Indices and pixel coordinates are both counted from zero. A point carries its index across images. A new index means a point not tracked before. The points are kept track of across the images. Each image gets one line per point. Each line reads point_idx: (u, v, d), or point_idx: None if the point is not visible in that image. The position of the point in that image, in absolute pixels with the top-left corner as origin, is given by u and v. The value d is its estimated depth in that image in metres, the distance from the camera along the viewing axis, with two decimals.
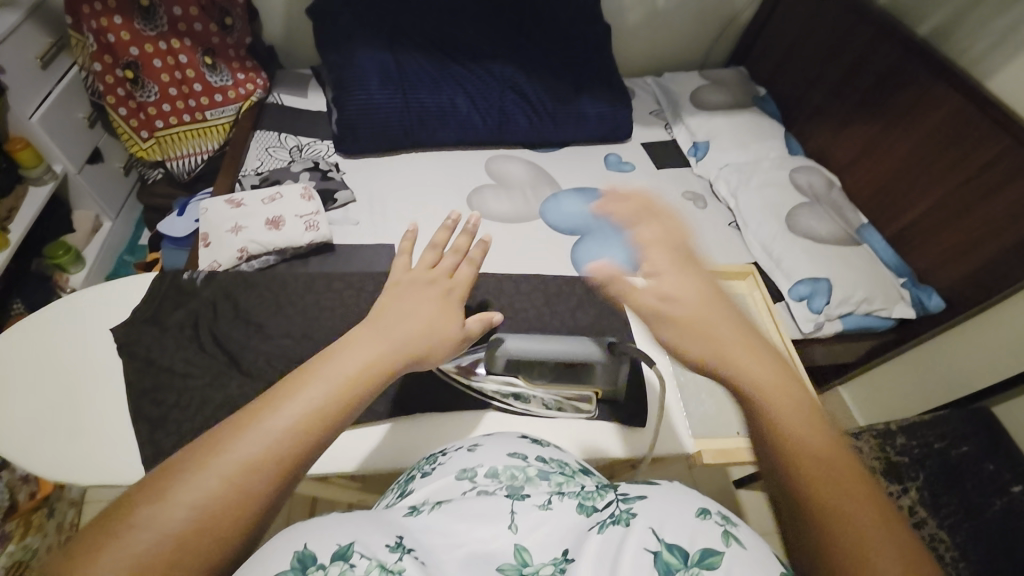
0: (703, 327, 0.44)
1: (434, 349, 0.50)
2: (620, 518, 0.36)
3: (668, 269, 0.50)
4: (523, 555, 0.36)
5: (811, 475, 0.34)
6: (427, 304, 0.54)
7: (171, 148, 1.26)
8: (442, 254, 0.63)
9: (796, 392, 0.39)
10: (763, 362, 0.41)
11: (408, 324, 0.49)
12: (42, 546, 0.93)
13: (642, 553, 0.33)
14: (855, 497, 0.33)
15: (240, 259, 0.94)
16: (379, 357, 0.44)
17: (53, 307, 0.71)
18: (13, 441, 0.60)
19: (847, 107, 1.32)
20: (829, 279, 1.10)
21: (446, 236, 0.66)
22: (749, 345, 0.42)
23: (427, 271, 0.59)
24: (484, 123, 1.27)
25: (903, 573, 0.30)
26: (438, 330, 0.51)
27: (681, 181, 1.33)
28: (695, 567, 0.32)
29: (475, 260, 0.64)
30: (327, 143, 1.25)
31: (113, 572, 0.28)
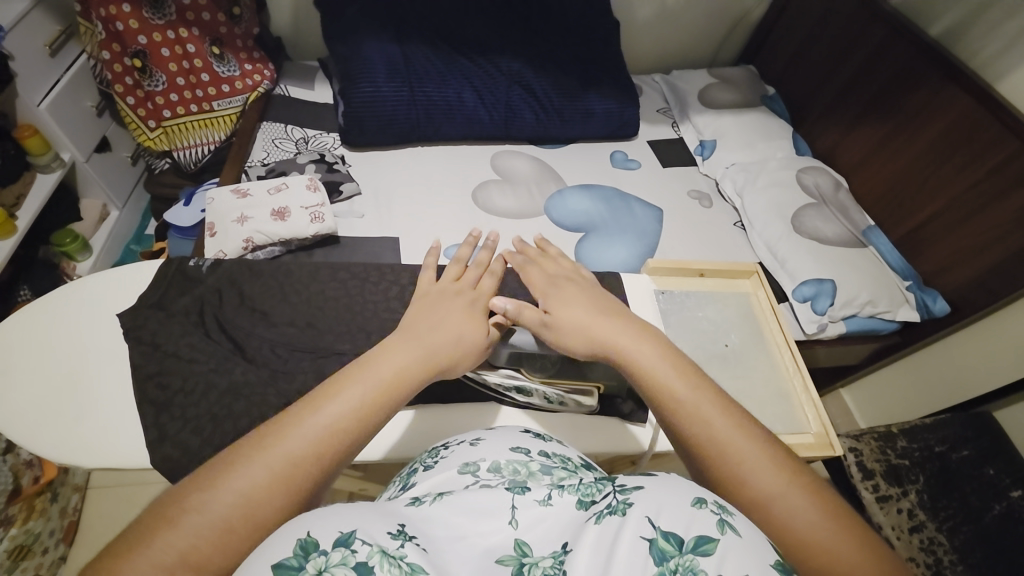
0: (588, 329, 0.60)
1: (457, 362, 0.57)
2: (617, 508, 0.37)
3: (553, 295, 0.66)
4: (523, 547, 0.36)
5: (683, 418, 0.49)
6: (454, 316, 0.61)
7: (177, 138, 1.27)
8: (466, 268, 0.70)
9: (666, 359, 0.55)
10: (643, 346, 0.57)
11: (438, 334, 0.57)
12: (46, 529, 0.94)
13: (637, 541, 0.34)
14: (717, 421, 0.48)
15: (245, 250, 0.95)
16: (404, 369, 0.52)
17: (59, 293, 0.72)
18: (19, 423, 0.61)
19: (855, 109, 1.32)
20: (834, 280, 1.09)
21: (469, 252, 0.73)
22: (635, 337, 0.58)
23: (453, 282, 0.67)
24: (491, 118, 1.27)
25: (754, 461, 0.45)
26: (463, 343, 0.58)
27: (687, 180, 1.32)
28: (689, 554, 0.33)
29: (496, 272, 0.70)
30: (333, 135, 1.25)
31: (175, 546, 0.36)
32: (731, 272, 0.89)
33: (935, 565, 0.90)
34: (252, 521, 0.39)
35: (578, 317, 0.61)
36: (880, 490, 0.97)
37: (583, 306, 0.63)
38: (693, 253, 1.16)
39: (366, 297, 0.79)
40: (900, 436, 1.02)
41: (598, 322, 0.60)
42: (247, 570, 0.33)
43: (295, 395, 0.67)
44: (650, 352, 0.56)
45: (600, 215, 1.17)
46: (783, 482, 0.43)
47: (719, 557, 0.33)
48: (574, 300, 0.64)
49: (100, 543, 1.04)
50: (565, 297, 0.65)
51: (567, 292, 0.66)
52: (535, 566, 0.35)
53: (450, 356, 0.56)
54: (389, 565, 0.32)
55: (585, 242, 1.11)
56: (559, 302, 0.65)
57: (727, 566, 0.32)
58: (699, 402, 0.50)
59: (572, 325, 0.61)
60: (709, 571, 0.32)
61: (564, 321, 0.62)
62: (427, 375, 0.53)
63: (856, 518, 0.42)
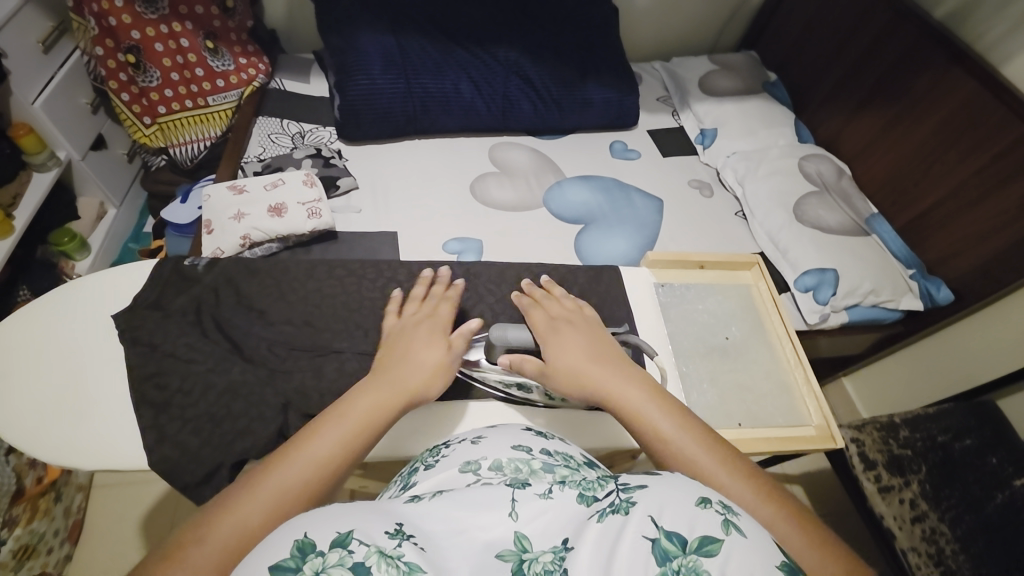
0: (582, 372, 0.60)
1: (428, 388, 0.60)
2: (620, 507, 0.36)
3: (548, 336, 0.66)
4: (523, 542, 0.36)
5: (674, 460, 0.52)
6: (422, 345, 0.64)
7: (173, 134, 1.26)
8: (424, 301, 0.72)
9: (654, 401, 0.57)
10: (632, 388, 0.59)
11: (407, 365, 0.61)
12: (50, 529, 0.95)
13: (640, 540, 0.34)
14: (706, 460, 0.51)
15: (243, 247, 0.94)
16: (379, 402, 0.56)
17: (56, 293, 0.72)
18: (18, 426, 0.61)
19: (857, 97, 1.30)
20: (836, 270, 1.08)
21: (425, 286, 0.74)
22: (626, 379, 0.60)
23: (413, 314, 0.69)
24: (488, 109, 1.25)
25: (743, 495, 0.48)
26: (429, 368, 0.61)
27: (688, 170, 1.31)
28: (693, 554, 0.33)
29: (453, 298, 0.72)
30: (329, 129, 1.24)
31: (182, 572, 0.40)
32: (732, 264, 0.88)
33: (936, 554, 0.90)
34: (247, 542, 0.43)
35: (575, 364, 0.61)
36: (882, 481, 0.96)
37: (578, 351, 0.63)
38: (693, 244, 1.15)
39: (364, 294, 0.78)
40: (902, 426, 1.02)
41: (594, 366, 0.61)
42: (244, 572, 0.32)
43: (293, 395, 0.67)
44: (638, 395, 0.58)
45: (600, 207, 1.16)
46: (769, 512, 0.47)
47: (723, 558, 0.32)
48: (571, 343, 0.64)
49: (106, 540, 1.05)
50: (562, 339, 0.64)
51: (563, 332, 0.65)
52: (535, 561, 0.35)
53: (423, 383, 0.60)
54: (386, 566, 0.32)
55: (585, 234, 1.10)
56: (557, 344, 0.64)
57: (731, 566, 0.32)
58: (686, 443, 0.53)
59: (568, 370, 0.61)
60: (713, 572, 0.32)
61: (560, 368, 0.61)
62: (401, 406, 0.57)
63: (840, 543, 0.45)
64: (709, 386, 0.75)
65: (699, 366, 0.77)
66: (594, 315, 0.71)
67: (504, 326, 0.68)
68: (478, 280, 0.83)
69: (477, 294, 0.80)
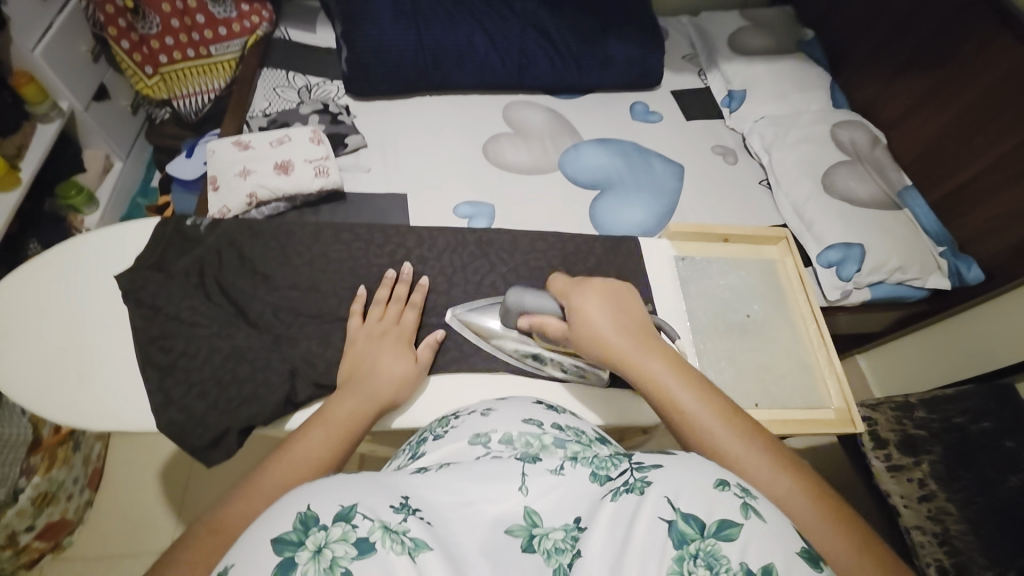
0: (602, 337, 0.57)
1: (401, 393, 0.62)
2: (634, 486, 0.35)
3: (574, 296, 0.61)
4: (533, 517, 0.35)
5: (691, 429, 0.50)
6: (390, 353, 0.64)
7: (176, 85, 1.23)
8: (387, 305, 0.70)
9: (674, 371, 0.54)
10: (650, 356, 0.55)
11: (382, 367, 0.62)
12: (69, 477, 0.99)
13: (655, 523, 0.32)
14: (724, 432, 0.49)
15: (249, 206, 0.91)
16: (358, 407, 0.57)
17: (60, 249, 0.71)
18: (28, 384, 0.61)
19: (898, 58, 1.20)
20: (862, 245, 1.03)
21: (389, 285, 0.72)
22: (645, 347, 0.56)
23: (376, 321, 0.68)
24: (503, 65, 1.18)
25: (760, 469, 0.46)
26: (401, 373, 0.63)
27: (712, 135, 1.24)
28: (711, 538, 0.31)
29: (416, 304, 0.71)
30: (337, 83, 1.18)
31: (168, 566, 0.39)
32: (757, 238, 0.84)
33: (942, 534, 0.91)
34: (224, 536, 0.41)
35: (596, 328, 0.58)
36: (892, 460, 0.97)
37: (601, 314, 0.59)
38: (715, 215, 1.10)
39: (371, 260, 0.76)
40: (918, 407, 1.01)
41: (613, 335, 0.57)
42: (247, 541, 0.32)
43: (299, 361, 0.67)
44: (659, 364, 0.55)
45: (618, 172, 1.11)
46: (786, 488, 0.45)
47: (742, 543, 0.31)
48: (595, 306, 0.59)
49: (125, 487, 1.10)
50: (584, 306, 0.59)
51: (586, 300, 0.60)
52: (545, 537, 0.34)
53: (395, 393, 0.61)
54: (391, 541, 0.31)
55: (601, 200, 1.06)
56: (577, 312, 0.59)
57: (750, 552, 0.31)
58: (704, 414, 0.51)
59: (588, 334, 0.58)
60: (732, 557, 0.31)
61: (581, 333, 0.58)
62: (378, 406, 0.59)
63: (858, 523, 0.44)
64: (726, 364, 0.73)
65: (716, 344, 0.75)
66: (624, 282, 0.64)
67: (522, 292, 0.65)
68: (490, 248, 0.80)
69: (488, 263, 0.78)
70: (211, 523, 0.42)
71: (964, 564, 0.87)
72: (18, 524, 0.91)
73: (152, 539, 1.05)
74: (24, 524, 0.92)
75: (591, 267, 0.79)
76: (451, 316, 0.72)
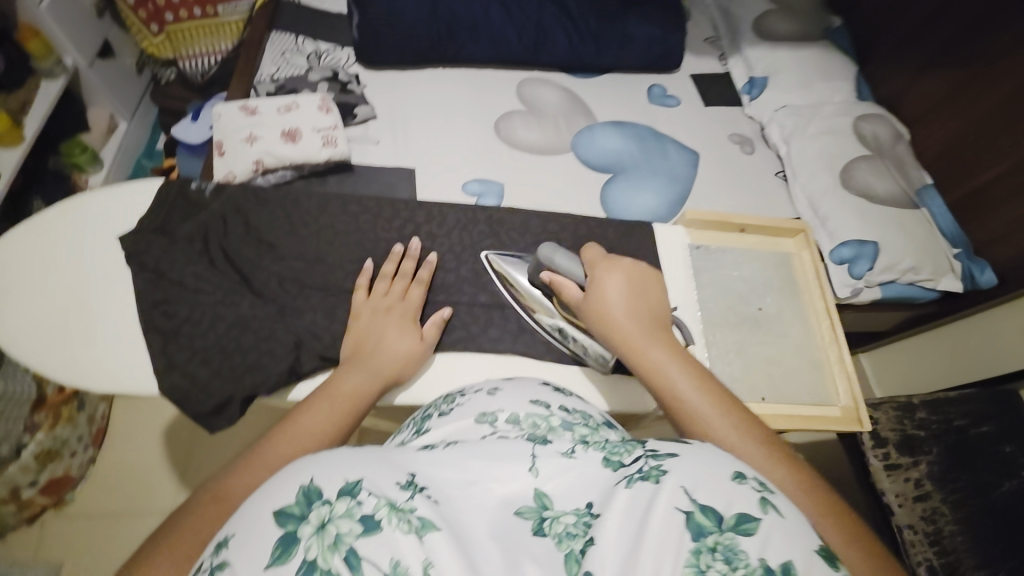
0: (609, 318, 0.58)
1: (405, 371, 0.61)
2: (649, 475, 0.34)
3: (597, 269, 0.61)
4: (543, 499, 0.35)
5: (688, 414, 0.51)
6: (395, 329, 0.63)
7: (182, 45, 1.20)
8: (392, 280, 0.69)
9: (677, 358, 0.55)
10: (655, 341, 0.56)
11: (387, 342, 0.62)
12: (74, 435, 1.00)
13: (672, 513, 0.32)
14: (721, 419, 0.49)
15: (255, 173, 0.90)
16: (361, 383, 0.57)
17: (65, 205, 0.70)
18: (30, 342, 0.61)
19: (928, 51, 1.16)
20: (876, 243, 1.01)
21: (395, 260, 0.70)
22: (650, 332, 0.57)
23: (381, 296, 0.67)
24: (518, 40, 1.14)
25: (754, 457, 0.46)
26: (406, 350, 0.62)
27: (730, 122, 1.21)
28: (730, 532, 0.31)
29: (422, 281, 0.69)
30: (347, 51, 1.14)
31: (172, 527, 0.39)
32: (775, 230, 0.82)
33: (934, 533, 0.91)
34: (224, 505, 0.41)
35: (605, 308, 0.58)
36: (890, 459, 0.96)
37: (615, 293, 0.59)
38: (728, 205, 1.07)
39: (378, 235, 0.75)
40: (919, 408, 1.00)
41: (623, 316, 0.58)
42: (250, 509, 0.32)
43: (304, 333, 0.66)
44: (662, 350, 0.55)
45: (631, 156, 1.08)
46: (780, 476, 0.45)
47: (761, 538, 0.31)
48: (612, 283, 0.60)
49: (128, 447, 1.11)
50: (605, 280, 0.60)
51: (609, 274, 0.60)
52: (556, 521, 0.33)
53: (399, 370, 0.61)
54: (397, 519, 0.31)
55: (612, 184, 1.04)
56: (597, 283, 0.59)
57: (770, 548, 0.30)
58: (703, 401, 0.51)
59: (597, 313, 0.59)
60: (751, 552, 0.30)
61: (590, 310, 0.59)
62: (381, 383, 0.58)
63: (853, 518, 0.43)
64: (735, 357, 0.73)
65: (726, 336, 0.74)
66: (658, 273, 0.65)
67: (554, 250, 0.64)
68: (500, 228, 0.78)
69: (498, 243, 0.77)
70: (217, 492, 0.42)
71: (954, 564, 0.89)
72: (21, 479, 0.93)
73: (157, 498, 1.06)
74: (26, 480, 0.94)
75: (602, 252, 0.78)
76: (484, 256, 0.75)
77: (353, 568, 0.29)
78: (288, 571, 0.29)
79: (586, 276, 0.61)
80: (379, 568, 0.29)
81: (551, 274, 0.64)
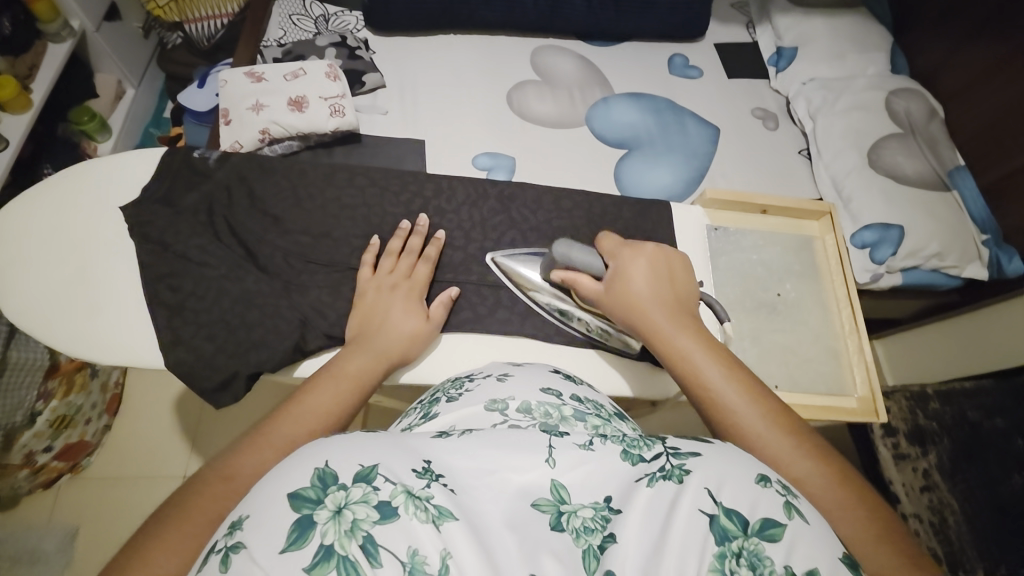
0: (632, 303, 0.58)
1: (410, 352, 0.61)
2: (672, 474, 0.35)
3: (619, 254, 0.61)
4: (560, 492, 0.35)
5: (711, 402, 0.50)
6: (401, 309, 0.63)
7: (188, 8, 1.17)
8: (399, 257, 0.68)
9: (702, 346, 0.54)
10: (680, 328, 0.56)
11: (399, 323, 0.61)
12: (87, 402, 1.03)
13: (697, 516, 0.33)
14: (748, 407, 0.48)
15: (262, 142, 0.88)
16: (369, 365, 0.57)
17: (66, 176, 0.69)
18: (39, 312, 0.62)
19: (972, 22, 1.08)
20: (902, 227, 0.97)
21: (402, 237, 0.69)
22: (676, 318, 0.56)
23: (387, 273, 0.66)
24: (536, 4, 1.08)
25: (779, 448, 0.45)
26: (413, 332, 0.61)
27: (755, 96, 1.15)
28: (755, 537, 0.32)
29: (430, 258, 0.68)
30: (356, 14, 1.10)
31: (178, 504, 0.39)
32: (799, 212, 0.79)
33: (939, 525, 0.91)
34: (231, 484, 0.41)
35: (627, 293, 0.58)
36: (898, 449, 0.97)
37: (639, 277, 0.59)
38: (749, 185, 1.03)
39: (385, 210, 0.73)
40: (933, 398, 1.00)
41: (650, 304, 0.57)
42: (265, 490, 0.32)
43: (309, 311, 0.65)
44: (686, 338, 0.55)
45: (648, 130, 1.04)
46: (805, 469, 0.43)
47: (786, 544, 0.32)
48: (635, 267, 0.60)
49: (143, 413, 1.14)
50: (627, 264, 0.60)
51: (634, 261, 0.60)
52: (574, 515, 0.34)
53: (405, 351, 0.60)
54: (414, 508, 0.32)
55: (627, 160, 1.00)
56: (620, 272, 0.60)
57: (795, 555, 0.31)
58: (727, 389, 0.50)
59: (619, 297, 0.59)
60: (776, 559, 0.31)
61: (612, 294, 0.59)
62: (388, 364, 0.58)
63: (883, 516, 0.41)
64: (749, 344, 0.71)
65: (740, 323, 0.73)
66: (681, 252, 0.64)
67: (569, 246, 0.62)
68: (511, 205, 0.76)
69: (508, 221, 0.75)
70: (227, 473, 0.42)
71: (957, 555, 0.88)
72: (36, 444, 0.95)
73: (171, 464, 1.10)
74: (42, 445, 0.96)
75: (615, 232, 0.75)
76: (491, 259, 0.72)
77: (371, 555, 0.29)
78: (305, 555, 0.29)
79: (608, 266, 0.61)
80: (396, 557, 0.30)
81: (565, 270, 0.63)
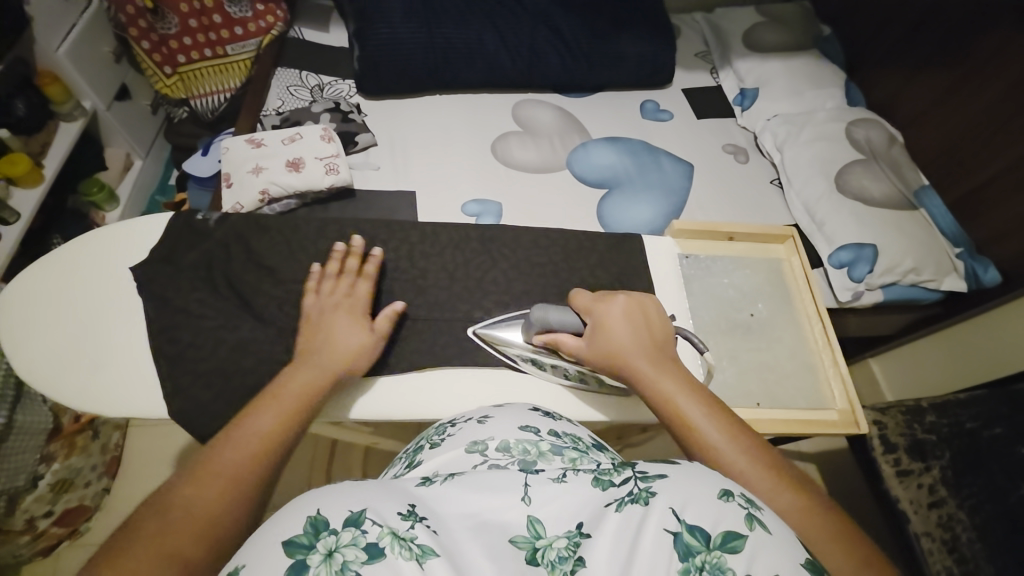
0: (614, 350, 0.60)
1: (356, 365, 0.63)
2: (639, 496, 0.36)
3: (595, 305, 0.65)
4: (536, 527, 0.35)
5: (696, 441, 0.52)
6: (342, 325, 0.65)
7: (193, 85, 1.27)
8: (339, 276, 0.70)
9: (682, 388, 0.56)
10: (661, 372, 0.58)
11: (345, 341, 0.63)
12: (87, 464, 1.03)
13: (661, 534, 0.34)
14: (730, 443, 0.50)
15: (261, 202, 0.93)
16: (312, 382, 0.59)
17: (76, 242, 0.73)
18: (41, 373, 0.64)
19: (918, 56, 1.18)
20: (874, 245, 1.01)
21: (337, 258, 0.71)
22: (656, 363, 0.59)
23: (330, 294, 0.68)
24: (513, 64, 1.18)
25: (762, 481, 0.47)
26: (355, 344, 0.63)
27: (723, 133, 1.22)
28: (717, 550, 0.33)
29: (368, 275, 0.71)
30: (349, 82, 1.19)
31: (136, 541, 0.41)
32: (764, 237, 0.83)
33: (950, 541, 0.90)
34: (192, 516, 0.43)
35: (609, 342, 0.61)
36: (901, 465, 0.96)
37: (620, 325, 0.62)
38: (722, 215, 1.09)
39: None
40: (929, 411, 1.00)
41: (630, 350, 0.60)
42: (260, 540, 0.34)
43: None
44: (668, 381, 0.57)
45: (626, 169, 1.11)
46: (789, 502, 0.46)
47: (747, 555, 0.33)
48: (614, 316, 0.63)
49: (140, 475, 1.13)
50: (605, 314, 0.63)
51: (611, 309, 0.63)
52: (549, 548, 0.34)
53: (350, 363, 0.62)
54: (399, 547, 0.33)
55: (609, 199, 1.06)
56: (599, 322, 0.63)
57: (756, 564, 0.33)
58: (710, 429, 0.52)
59: (602, 346, 0.61)
60: (738, 569, 0.32)
61: (595, 343, 0.62)
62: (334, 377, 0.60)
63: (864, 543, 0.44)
64: (729, 364, 0.73)
65: (720, 344, 0.75)
66: (651, 294, 0.68)
67: (546, 309, 0.66)
68: (493, 246, 0.80)
69: (491, 261, 0.79)
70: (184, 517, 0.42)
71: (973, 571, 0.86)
72: (36, 509, 0.95)
73: None
74: (42, 510, 0.96)
75: (593, 264, 0.79)
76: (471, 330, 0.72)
77: None
78: None
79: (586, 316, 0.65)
80: None
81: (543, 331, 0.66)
